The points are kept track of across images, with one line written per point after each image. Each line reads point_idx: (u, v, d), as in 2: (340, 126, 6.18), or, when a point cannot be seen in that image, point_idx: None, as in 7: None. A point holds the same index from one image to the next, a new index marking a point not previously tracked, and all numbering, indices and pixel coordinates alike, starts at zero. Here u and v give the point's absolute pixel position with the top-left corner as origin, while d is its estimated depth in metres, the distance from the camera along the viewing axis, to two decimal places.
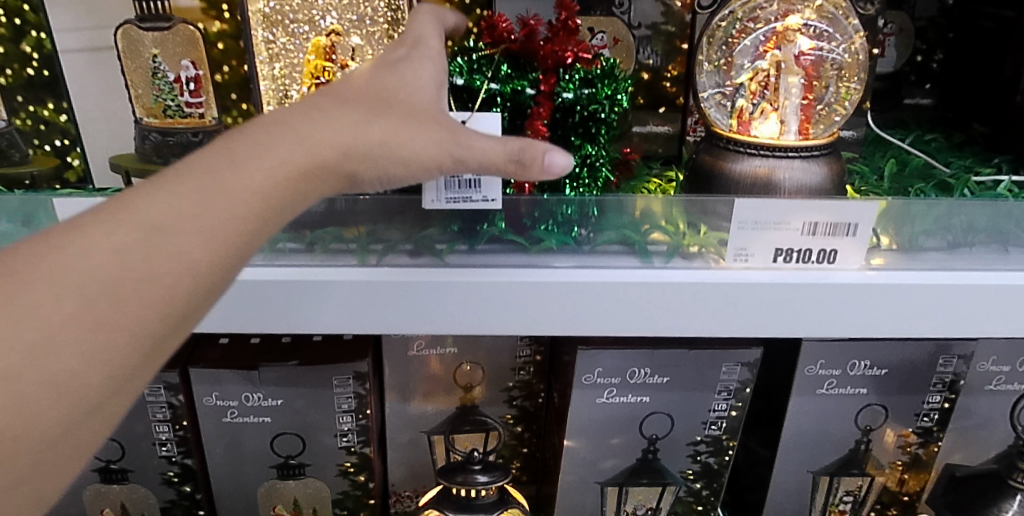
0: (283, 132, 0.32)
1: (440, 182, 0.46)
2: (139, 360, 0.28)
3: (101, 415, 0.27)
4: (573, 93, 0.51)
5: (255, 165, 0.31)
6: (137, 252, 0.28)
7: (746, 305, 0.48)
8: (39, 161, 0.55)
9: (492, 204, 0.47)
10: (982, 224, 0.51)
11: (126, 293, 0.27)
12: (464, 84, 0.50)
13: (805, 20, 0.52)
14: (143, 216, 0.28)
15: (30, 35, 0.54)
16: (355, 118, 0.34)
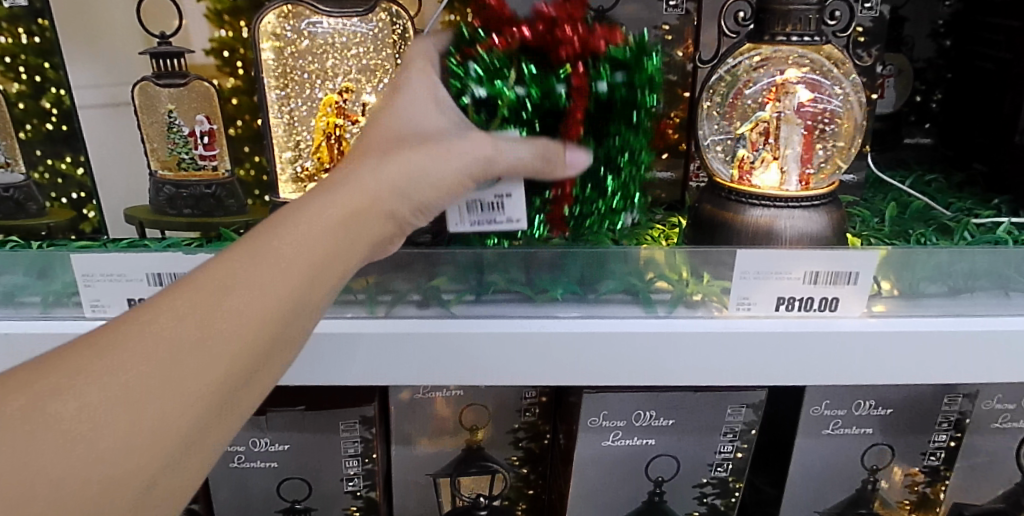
0: (331, 182, 0.37)
1: (462, 206, 0.46)
2: (239, 374, 0.30)
3: (211, 433, 0.29)
4: (608, 82, 0.46)
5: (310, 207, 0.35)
6: (233, 281, 0.31)
7: (749, 354, 0.48)
8: (57, 214, 0.58)
9: (515, 224, 0.48)
10: (982, 270, 0.51)
11: (222, 313, 0.30)
12: (486, 94, 0.45)
13: (804, 72, 0.53)
14: (232, 254, 0.32)
15: (50, 92, 0.56)
16: (389, 156, 0.39)
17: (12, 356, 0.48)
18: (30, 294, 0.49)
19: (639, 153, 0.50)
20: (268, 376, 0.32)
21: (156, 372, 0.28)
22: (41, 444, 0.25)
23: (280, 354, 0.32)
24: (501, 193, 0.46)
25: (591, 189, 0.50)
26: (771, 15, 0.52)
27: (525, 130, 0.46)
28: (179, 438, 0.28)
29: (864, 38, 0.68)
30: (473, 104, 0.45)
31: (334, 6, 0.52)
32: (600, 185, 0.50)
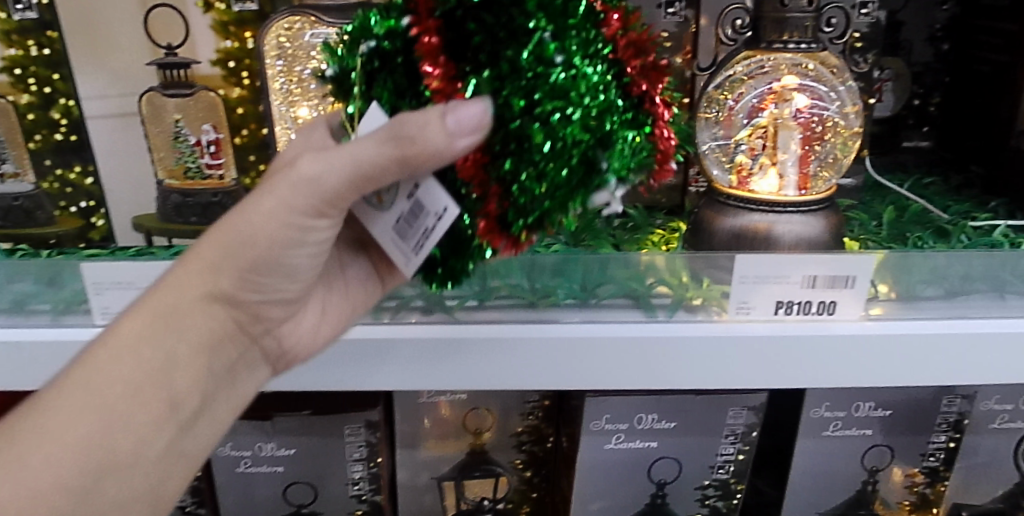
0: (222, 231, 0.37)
1: (393, 236, 0.35)
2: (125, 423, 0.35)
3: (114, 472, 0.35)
4: None
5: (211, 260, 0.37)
6: (108, 347, 0.35)
7: (748, 358, 0.49)
8: (64, 222, 0.59)
9: (446, 213, 0.31)
10: (978, 272, 0.52)
11: (99, 378, 0.35)
12: (337, 68, 0.36)
13: (800, 79, 0.53)
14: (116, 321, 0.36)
15: (59, 103, 0.58)
16: (263, 194, 0.36)
17: (23, 365, 0.48)
18: (40, 302, 0.50)
19: (573, 51, 0.28)
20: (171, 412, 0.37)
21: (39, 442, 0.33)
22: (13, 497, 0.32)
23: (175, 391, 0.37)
24: (409, 191, 0.33)
25: (512, 143, 0.29)
26: (768, 22, 0.53)
27: (389, 98, 0.33)
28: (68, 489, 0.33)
29: (860, 44, 0.69)
30: (334, 84, 0.36)
31: (338, 16, 0.52)
32: (515, 130, 0.28)
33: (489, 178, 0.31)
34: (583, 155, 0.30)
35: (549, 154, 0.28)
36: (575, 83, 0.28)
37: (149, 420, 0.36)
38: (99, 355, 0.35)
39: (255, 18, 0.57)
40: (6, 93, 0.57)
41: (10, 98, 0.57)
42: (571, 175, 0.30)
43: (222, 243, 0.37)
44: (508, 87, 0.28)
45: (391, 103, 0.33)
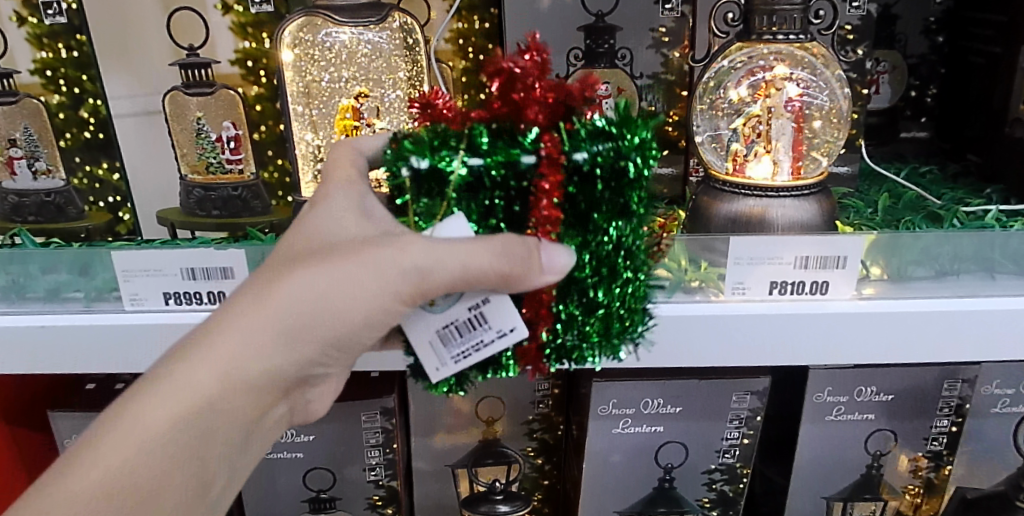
0: (258, 306, 0.37)
1: (435, 340, 0.40)
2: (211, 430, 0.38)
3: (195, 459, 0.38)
4: (586, 153, 0.36)
5: (235, 322, 0.37)
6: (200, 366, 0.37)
7: (745, 336, 0.52)
8: (94, 216, 0.64)
9: (514, 333, 0.39)
10: (967, 253, 0.54)
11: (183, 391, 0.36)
12: (427, 168, 0.37)
13: (791, 70, 0.56)
14: (208, 342, 0.37)
15: (88, 102, 0.62)
16: (301, 262, 0.38)
17: (58, 348, 0.52)
18: (74, 290, 0.53)
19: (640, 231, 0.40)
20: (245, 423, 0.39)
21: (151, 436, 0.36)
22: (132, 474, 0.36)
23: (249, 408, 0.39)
24: (474, 305, 0.39)
25: (576, 293, 0.40)
26: (758, 15, 0.55)
27: (472, 211, 0.39)
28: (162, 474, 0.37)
29: (852, 36, 0.71)
30: (411, 178, 0.38)
31: (348, 16, 0.53)
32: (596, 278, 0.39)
33: (554, 315, 0.40)
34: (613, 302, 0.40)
35: (603, 303, 0.40)
36: (628, 265, 0.40)
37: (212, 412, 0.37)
38: (185, 377, 0.36)
39: (272, 19, 0.63)
40: (39, 93, 0.62)
41: (42, 98, 0.62)
42: (608, 321, 0.41)
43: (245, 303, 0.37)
44: (596, 251, 0.39)
45: (481, 218, 0.39)
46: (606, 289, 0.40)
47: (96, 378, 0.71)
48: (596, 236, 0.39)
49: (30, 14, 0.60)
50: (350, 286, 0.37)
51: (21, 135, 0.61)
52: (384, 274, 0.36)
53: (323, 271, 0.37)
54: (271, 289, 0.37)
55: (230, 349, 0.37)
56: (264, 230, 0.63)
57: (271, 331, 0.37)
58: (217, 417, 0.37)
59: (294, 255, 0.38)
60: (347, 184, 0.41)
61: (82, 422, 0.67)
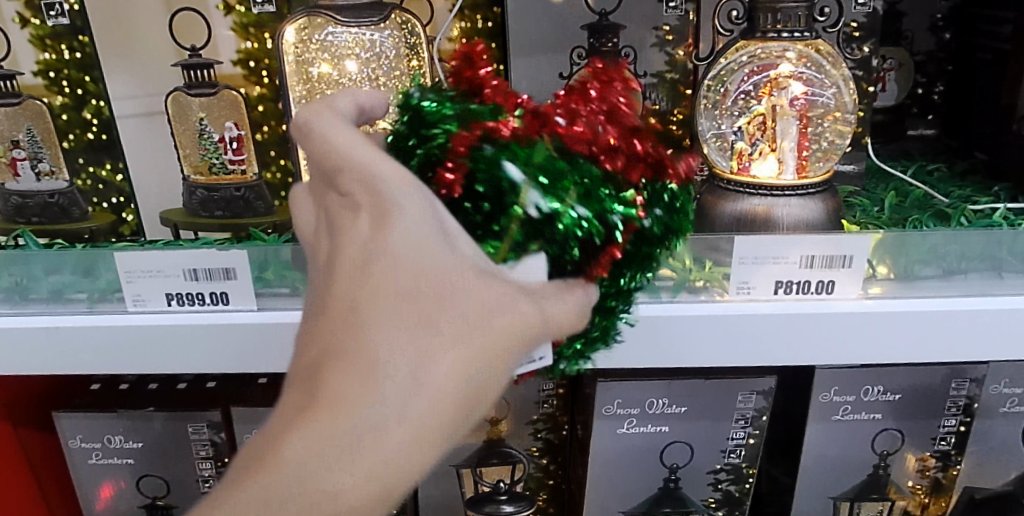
0: (411, 347, 0.26)
1: None
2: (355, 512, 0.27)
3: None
4: (657, 221, 0.35)
5: (351, 446, 0.25)
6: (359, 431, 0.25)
7: (750, 336, 0.52)
8: (97, 217, 0.64)
9: (541, 362, 0.35)
10: (976, 252, 0.53)
11: (345, 459, 0.25)
12: (546, 211, 0.31)
13: (796, 68, 0.55)
14: (353, 400, 0.25)
15: (91, 104, 0.62)
16: (430, 308, 0.26)
17: (61, 348, 0.52)
18: (77, 292, 0.53)
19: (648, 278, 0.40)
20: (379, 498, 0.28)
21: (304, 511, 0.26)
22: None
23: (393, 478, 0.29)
24: None
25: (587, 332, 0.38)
26: (762, 13, 0.54)
27: (551, 249, 0.33)
28: None
29: (858, 33, 0.70)
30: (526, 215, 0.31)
31: (351, 15, 0.54)
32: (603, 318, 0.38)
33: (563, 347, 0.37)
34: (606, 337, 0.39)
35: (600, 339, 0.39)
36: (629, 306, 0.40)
37: (369, 484, 0.26)
38: (346, 440, 0.25)
39: (273, 19, 0.62)
40: (42, 95, 0.62)
41: (45, 100, 0.62)
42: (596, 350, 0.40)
43: (350, 410, 0.25)
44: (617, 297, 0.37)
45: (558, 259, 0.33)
46: (607, 324, 0.38)
47: (101, 378, 0.71)
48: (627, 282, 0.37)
49: (33, 16, 0.60)
50: (507, 328, 0.27)
51: (24, 137, 0.62)
52: (519, 338, 0.28)
53: (448, 346, 0.26)
54: (381, 386, 0.25)
55: (367, 478, 0.26)
56: (267, 231, 0.64)
57: (438, 404, 0.26)
58: (382, 495, 0.27)
59: (385, 319, 0.26)
60: (411, 180, 0.27)
61: (87, 422, 0.67)
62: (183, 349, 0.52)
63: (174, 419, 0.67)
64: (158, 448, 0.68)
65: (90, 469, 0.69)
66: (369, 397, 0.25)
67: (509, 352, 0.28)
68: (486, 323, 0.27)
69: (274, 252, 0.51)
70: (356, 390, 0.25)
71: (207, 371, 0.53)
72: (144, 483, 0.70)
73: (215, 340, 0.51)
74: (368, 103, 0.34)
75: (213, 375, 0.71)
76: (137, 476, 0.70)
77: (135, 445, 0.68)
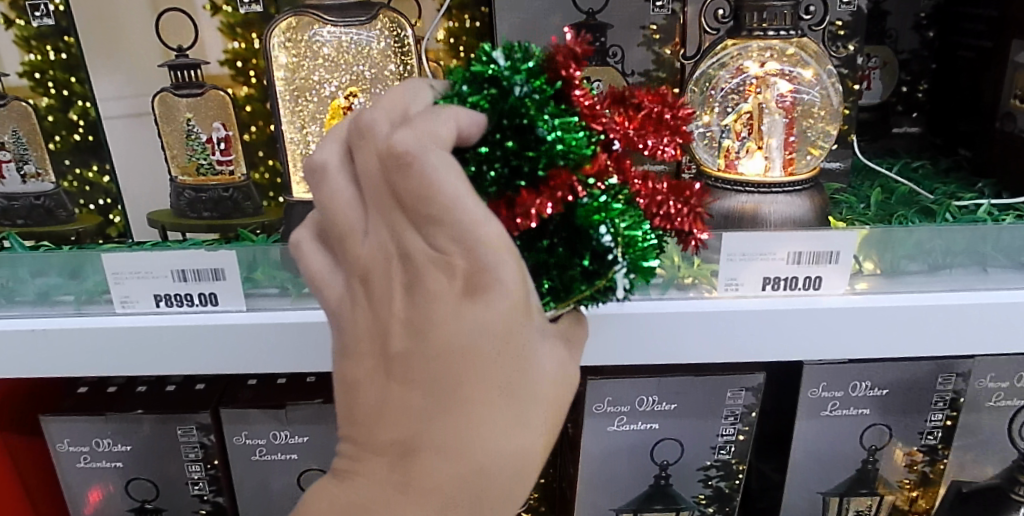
0: (502, 408, 0.33)
1: None
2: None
3: None
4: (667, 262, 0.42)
5: (459, 482, 0.33)
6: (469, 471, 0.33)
7: (737, 332, 0.52)
8: (83, 219, 0.63)
9: None
10: (959, 247, 0.54)
11: (463, 490, 0.33)
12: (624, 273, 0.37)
13: (782, 66, 0.56)
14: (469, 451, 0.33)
15: (77, 105, 0.62)
16: (514, 372, 0.33)
17: (48, 350, 0.52)
18: (63, 294, 0.53)
19: None
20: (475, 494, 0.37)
21: None
22: None
23: None
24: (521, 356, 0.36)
25: None
26: (747, 12, 0.55)
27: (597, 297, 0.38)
28: None
29: (843, 32, 0.71)
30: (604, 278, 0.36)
31: (338, 15, 0.54)
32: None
33: None
34: None
35: None
36: None
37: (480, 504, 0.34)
38: (461, 479, 0.33)
39: (260, 19, 0.62)
40: (26, 96, 0.62)
41: (30, 101, 0.62)
42: None
43: (458, 457, 0.33)
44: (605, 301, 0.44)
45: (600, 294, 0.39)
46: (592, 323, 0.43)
47: (88, 381, 0.71)
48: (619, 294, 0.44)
49: (18, 17, 0.60)
50: (555, 370, 0.35)
51: (8, 138, 0.62)
52: (564, 372, 0.35)
53: (528, 403, 0.33)
54: (479, 438, 0.32)
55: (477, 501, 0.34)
56: (256, 232, 0.64)
57: (528, 440, 0.34)
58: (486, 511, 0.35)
59: (483, 389, 0.32)
60: (507, 257, 0.30)
61: (75, 425, 0.66)
62: (172, 351, 0.52)
63: (163, 421, 0.66)
64: (147, 451, 0.68)
65: (78, 473, 0.69)
66: (471, 450, 0.32)
67: (560, 387, 0.35)
68: (545, 380, 0.34)
69: (263, 251, 0.52)
70: (463, 442, 0.32)
71: (197, 372, 0.53)
72: (133, 486, 0.70)
73: (202, 341, 0.51)
74: (461, 122, 0.32)
75: (202, 377, 0.70)
76: (125, 480, 0.69)
77: (124, 448, 0.68)
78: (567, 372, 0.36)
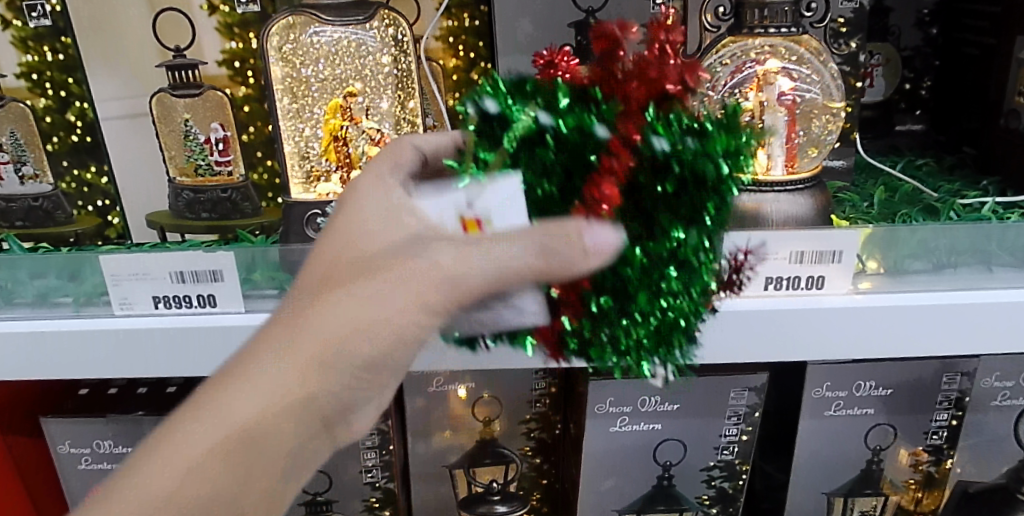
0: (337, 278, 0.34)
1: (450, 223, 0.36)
2: (265, 427, 0.33)
3: (274, 447, 0.35)
4: (667, 137, 0.34)
5: (263, 357, 0.34)
6: (282, 339, 0.34)
7: (742, 333, 0.51)
8: (84, 220, 0.64)
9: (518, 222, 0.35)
10: (963, 246, 0.53)
11: (261, 364, 0.34)
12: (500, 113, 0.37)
13: (783, 63, 0.56)
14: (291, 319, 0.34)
15: (76, 106, 0.62)
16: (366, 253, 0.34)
17: (43, 352, 0.51)
18: (63, 295, 0.53)
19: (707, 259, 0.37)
20: (301, 419, 0.34)
21: (229, 418, 0.33)
22: (195, 450, 0.33)
23: (321, 401, 0.35)
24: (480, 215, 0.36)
25: (615, 297, 0.36)
26: (748, 9, 0.55)
27: (527, 166, 0.35)
28: (210, 455, 0.33)
29: (845, 29, 0.70)
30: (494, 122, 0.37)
31: (335, 14, 0.54)
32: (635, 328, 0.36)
33: (582, 310, 0.36)
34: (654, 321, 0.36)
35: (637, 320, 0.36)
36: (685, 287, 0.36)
37: (267, 397, 0.33)
38: (264, 356, 0.34)
39: (258, 19, 0.63)
40: (25, 97, 0.62)
41: (28, 102, 0.61)
42: (659, 326, 0.36)
43: (288, 355, 0.33)
44: (654, 253, 0.35)
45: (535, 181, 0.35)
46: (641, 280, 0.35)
47: (89, 383, 0.71)
48: (666, 240, 0.35)
49: (15, 17, 0.60)
50: (420, 260, 0.34)
51: (6, 140, 0.61)
52: (436, 265, 0.33)
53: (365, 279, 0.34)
54: (309, 322, 0.34)
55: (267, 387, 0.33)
56: (255, 232, 0.63)
57: (356, 317, 0.33)
58: (269, 412, 0.33)
59: (333, 261, 0.35)
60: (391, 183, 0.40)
61: (75, 427, 0.66)
62: (170, 353, 0.51)
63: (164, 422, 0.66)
64: None
65: (80, 475, 0.69)
66: (293, 326, 0.34)
67: (426, 274, 0.33)
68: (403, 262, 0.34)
69: (262, 252, 0.52)
70: (289, 323, 0.34)
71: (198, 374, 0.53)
72: None
73: (200, 343, 0.51)
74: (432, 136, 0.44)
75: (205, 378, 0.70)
76: None
77: (125, 450, 0.67)
78: (445, 266, 0.33)
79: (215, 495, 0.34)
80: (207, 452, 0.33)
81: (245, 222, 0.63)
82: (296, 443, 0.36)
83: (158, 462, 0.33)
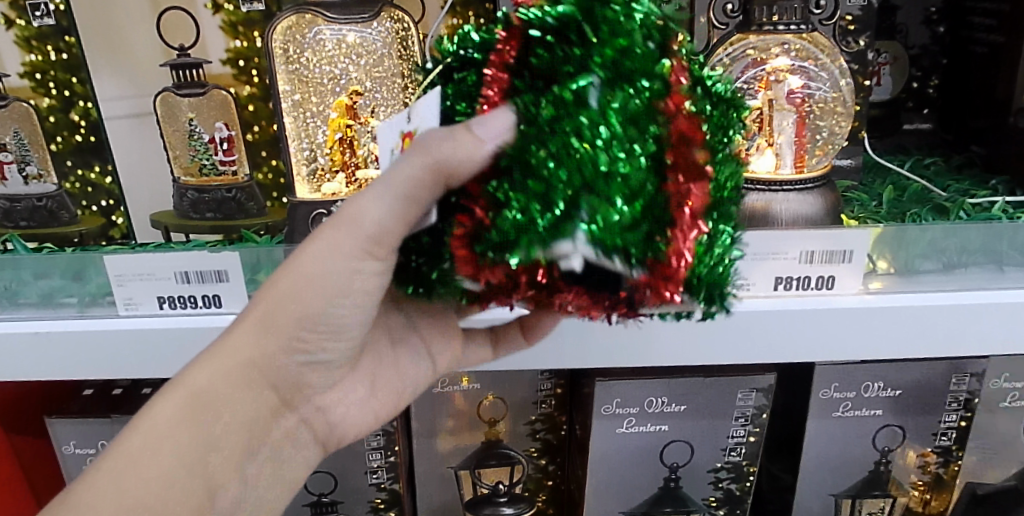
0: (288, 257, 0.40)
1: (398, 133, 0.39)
2: (213, 401, 0.43)
3: (173, 425, 0.43)
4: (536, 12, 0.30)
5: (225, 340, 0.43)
6: (245, 324, 0.42)
7: (754, 334, 0.51)
8: (87, 220, 0.63)
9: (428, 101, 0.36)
10: (975, 246, 0.52)
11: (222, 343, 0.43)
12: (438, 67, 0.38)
13: (791, 60, 0.55)
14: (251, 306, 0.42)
15: (79, 105, 0.62)
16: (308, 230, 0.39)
17: (47, 353, 0.51)
18: (67, 296, 0.52)
19: (615, 108, 0.27)
20: (243, 391, 0.44)
21: (200, 387, 0.42)
22: (170, 415, 0.43)
23: (265, 371, 0.43)
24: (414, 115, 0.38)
25: (507, 172, 0.28)
26: (758, 6, 0.54)
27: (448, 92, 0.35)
28: (185, 418, 0.43)
29: (853, 26, 0.70)
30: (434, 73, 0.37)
31: (339, 12, 0.53)
32: (522, 178, 0.28)
33: (487, 199, 0.29)
34: (537, 188, 0.27)
35: (532, 192, 0.27)
36: (578, 138, 0.27)
37: (222, 372, 0.42)
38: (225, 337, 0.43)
39: (263, 17, 0.62)
40: (28, 97, 0.62)
41: (31, 101, 0.62)
42: (547, 202, 0.27)
43: (243, 333, 0.42)
44: (547, 120, 0.27)
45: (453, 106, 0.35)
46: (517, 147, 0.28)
47: (93, 384, 0.71)
48: (542, 99, 0.28)
49: (18, 17, 0.60)
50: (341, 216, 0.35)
51: (11, 140, 0.61)
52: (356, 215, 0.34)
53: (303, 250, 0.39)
54: (262, 301, 0.41)
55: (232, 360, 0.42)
56: (259, 232, 0.63)
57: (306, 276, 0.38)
58: (217, 382, 0.43)
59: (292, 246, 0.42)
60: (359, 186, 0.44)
61: (80, 428, 0.66)
62: (174, 354, 0.51)
63: None
64: None
65: None
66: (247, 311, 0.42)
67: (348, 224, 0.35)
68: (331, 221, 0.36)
69: (266, 252, 0.51)
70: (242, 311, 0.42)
71: None
72: None
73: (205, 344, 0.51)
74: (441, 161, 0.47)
75: None
76: None
77: None
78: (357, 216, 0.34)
79: (167, 495, 0.42)
80: (184, 415, 0.42)
81: (254, 219, 0.63)
82: (238, 415, 0.44)
83: (112, 477, 0.41)
